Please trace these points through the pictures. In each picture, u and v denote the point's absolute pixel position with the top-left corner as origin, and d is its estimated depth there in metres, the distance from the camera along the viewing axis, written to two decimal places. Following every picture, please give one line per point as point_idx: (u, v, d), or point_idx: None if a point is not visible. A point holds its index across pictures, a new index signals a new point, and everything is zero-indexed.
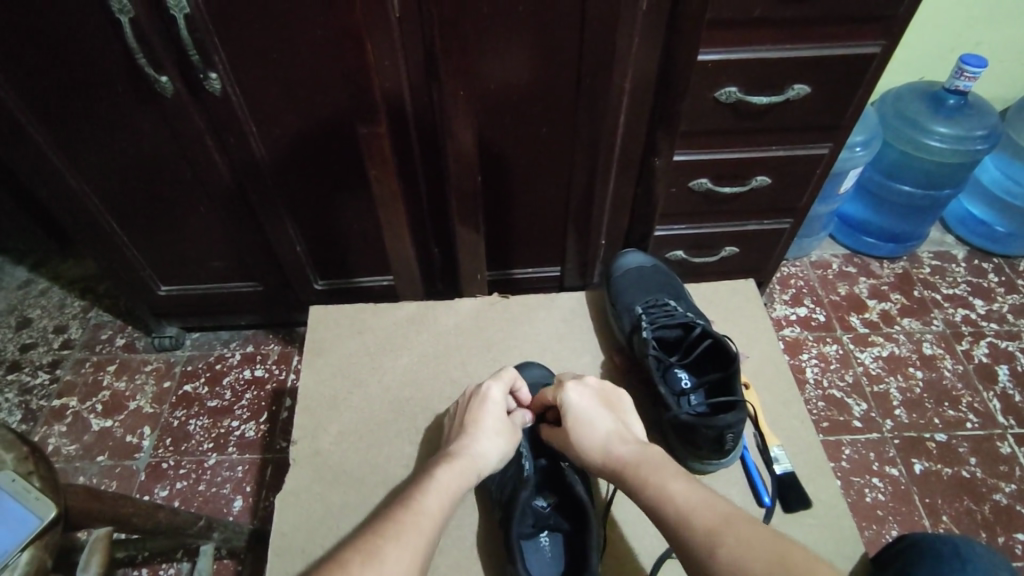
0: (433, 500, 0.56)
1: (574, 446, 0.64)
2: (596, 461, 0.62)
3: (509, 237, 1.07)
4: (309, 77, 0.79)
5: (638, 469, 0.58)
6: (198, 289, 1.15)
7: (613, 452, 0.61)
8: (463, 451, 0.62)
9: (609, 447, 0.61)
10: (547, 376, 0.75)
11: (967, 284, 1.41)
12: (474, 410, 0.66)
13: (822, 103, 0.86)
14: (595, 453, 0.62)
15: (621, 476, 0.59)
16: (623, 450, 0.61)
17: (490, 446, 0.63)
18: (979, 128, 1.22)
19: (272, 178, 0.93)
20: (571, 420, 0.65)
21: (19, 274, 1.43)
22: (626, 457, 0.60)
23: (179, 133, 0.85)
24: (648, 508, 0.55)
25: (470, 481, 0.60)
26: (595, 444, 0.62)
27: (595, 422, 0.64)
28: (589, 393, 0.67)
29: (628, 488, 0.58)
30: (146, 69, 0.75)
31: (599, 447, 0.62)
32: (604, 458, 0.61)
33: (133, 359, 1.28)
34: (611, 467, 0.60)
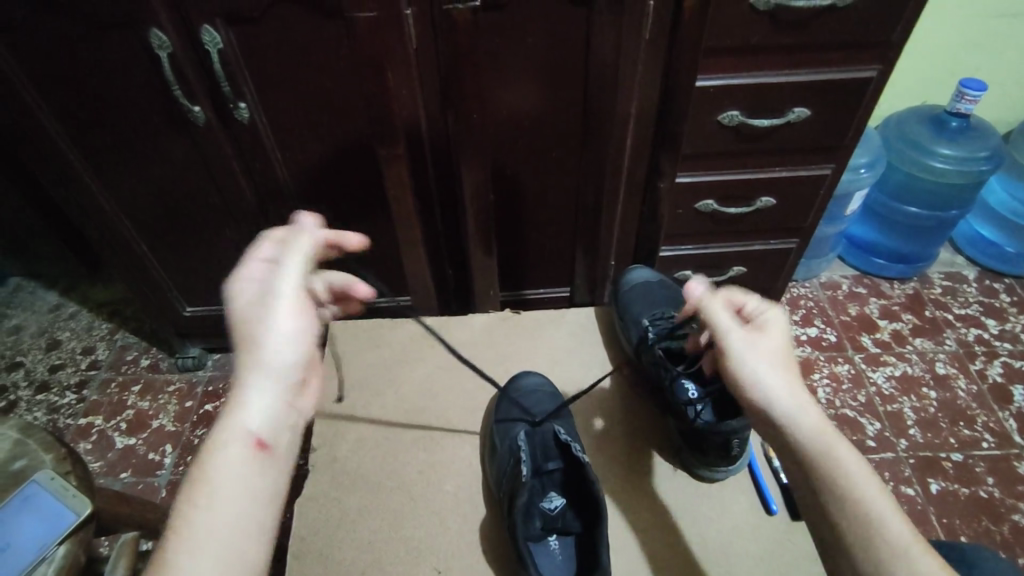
0: (212, 487, 0.43)
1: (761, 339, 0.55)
2: (784, 388, 0.51)
3: (521, 257, 1.10)
4: (332, 106, 0.84)
5: (844, 461, 0.46)
6: (220, 310, 1.19)
7: (800, 409, 0.49)
8: (237, 404, 0.47)
9: (798, 397, 0.51)
10: (546, 383, 0.78)
11: (979, 305, 1.42)
12: (248, 314, 0.51)
13: (822, 126, 0.90)
14: (776, 384, 0.51)
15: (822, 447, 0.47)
16: (814, 413, 0.49)
17: (284, 341, 0.50)
18: (983, 150, 1.25)
19: (294, 202, 0.98)
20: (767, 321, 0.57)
21: (50, 298, 1.49)
22: (821, 426, 0.48)
23: (209, 159, 0.90)
24: (849, 502, 0.45)
25: (255, 453, 0.45)
26: (776, 380, 0.52)
27: (784, 363, 0.53)
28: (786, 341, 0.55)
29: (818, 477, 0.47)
30: (180, 100, 0.81)
31: (781, 374, 0.52)
32: (791, 408, 0.49)
33: (156, 380, 1.32)
34: (803, 423, 0.49)
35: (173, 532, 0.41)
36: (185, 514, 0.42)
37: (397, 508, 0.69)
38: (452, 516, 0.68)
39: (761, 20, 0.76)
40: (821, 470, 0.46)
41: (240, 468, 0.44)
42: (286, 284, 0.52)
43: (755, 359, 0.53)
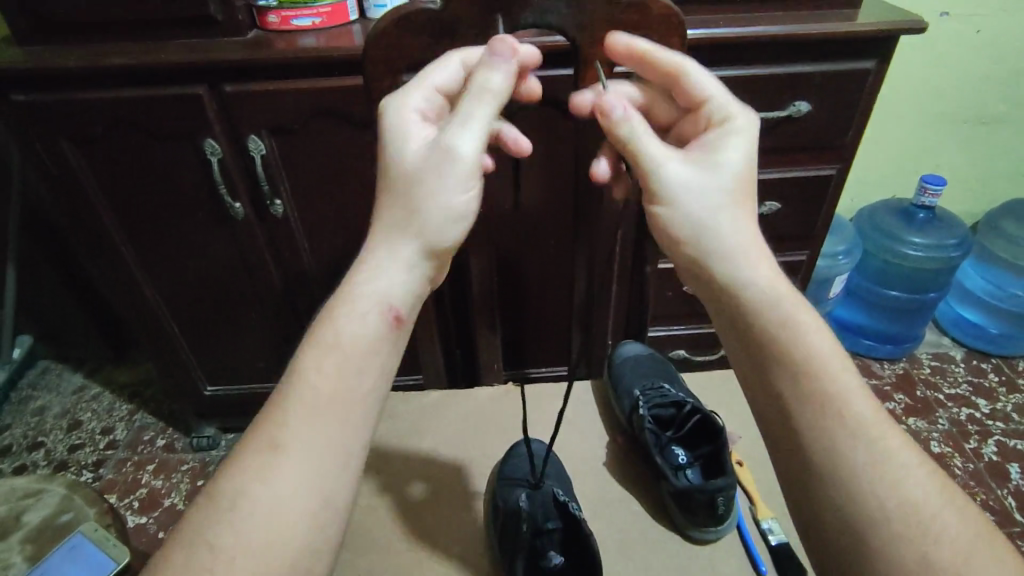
0: (329, 363, 0.45)
1: (707, 176, 0.50)
2: (748, 256, 0.49)
3: (524, 337, 1.18)
4: (357, 202, 0.96)
5: (821, 347, 0.45)
6: (239, 389, 1.26)
7: (775, 290, 0.47)
8: (377, 264, 0.48)
9: (752, 247, 0.49)
10: (542, 448, 0.83)
11: (968, 385, 1.46)
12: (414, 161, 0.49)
13: (792, 217, 1.01)
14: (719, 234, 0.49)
15: (781, 330, 0.46)
16: (766, 268, 0.48)
17: (444, 201, 0.49)
18: (950, 238, 1.37)
19: (317, 286, 1.08)
20: (725, 146, 0.51)
21: (75, 380, 1.56)
22: (774, 291, 0.47)
23: (244, 248, 1.01)
24: (813, 391, 0.44)
25: (392, 324, 0.47)
26: (722, 223, 0.49)
27: (732, 185, 0.50)
28: (730, 156, 0.51)
29: (789, 363, 0.45)
30: (224, 197, 0.93)
31: (722, 218, 0.49)
32: (760, 291, 0.47)
33: (171, 459, 1.36)
34: (760, 292, 0.47)
35: (291, 384, 0.44)
36: (311, 364, 0.44)
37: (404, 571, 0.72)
38: None
39: None
40: (788, 360, 0.45)
41: (374, 346, 0.46)
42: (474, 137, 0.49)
43: (692, 190, 0.50)
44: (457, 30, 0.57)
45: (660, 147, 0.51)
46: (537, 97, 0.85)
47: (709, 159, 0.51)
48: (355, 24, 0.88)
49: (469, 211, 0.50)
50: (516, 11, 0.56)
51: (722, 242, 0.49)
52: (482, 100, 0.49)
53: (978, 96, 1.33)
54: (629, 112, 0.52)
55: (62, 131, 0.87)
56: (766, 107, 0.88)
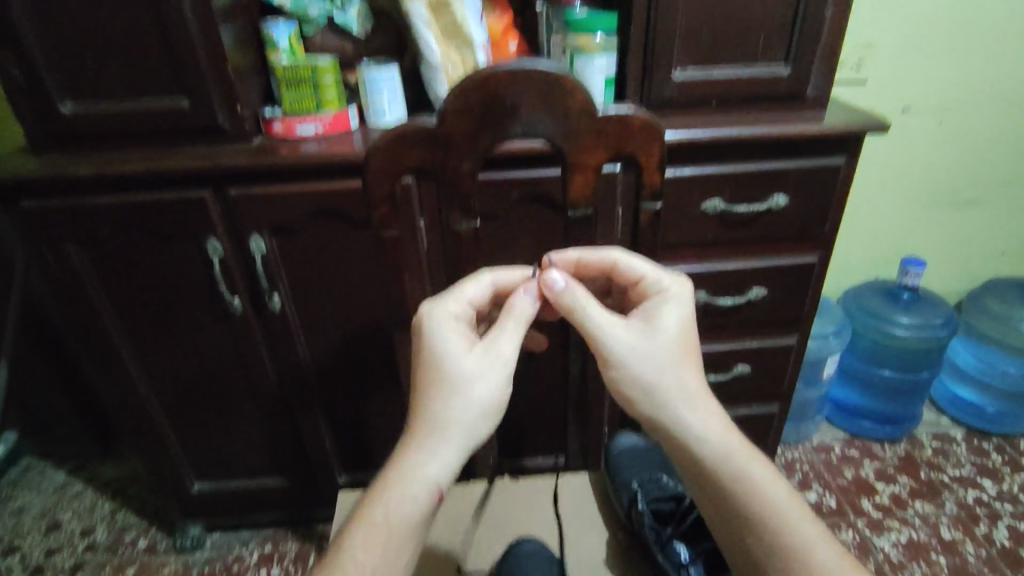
0: (381, 534, 0.51)
1: (651, 344, 0.58)
2: (694, 411, 0.56)
3: (519, 426, 1.17)
4: (353, 296, 0.98)
5: (776, 494, 0.53)
6: (227, 485, 1.23)
7: (730, 446, 0.55)
8: (418, 449, 0.54)
9: (700, 402, 0.57)
10: (539, 548, 0.79)
11: (972, 465, 1.44)
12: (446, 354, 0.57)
13: (778, 302, 1.04)
14: (670, 394, 0.57)
15: (731, 475, 0.54)
16: (713, 422, 0.56)
17: (479, 395, 0.55)
18: (936, 316, 1.40)
19: (311, 378, 1.07)
20: (664, 315, 0.59)
21: (57, 478, 1.51)
22: (724, 443, 0.55)
23: (239, 343, 1.02)
24: (762, 527, 0.52)
25: (435, 505, 0.52)
26: (670, 383, 0.57)
27: (677, 349, 0.58)
28: (672, 321, 0.59)
29: (746, 513, 0.53)
30: (224, 293, 0.95)
31: (671, 377, 0.57)
32: (708, 441, 0.55)
33: (152, 562, 1.30)
34: (709, 444, 0.55)
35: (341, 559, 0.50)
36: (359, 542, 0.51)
37: None
38: None
39: (710, 222, 0.94)
40: (736, 503, 0.53)
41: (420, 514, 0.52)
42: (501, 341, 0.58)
43: (641, 358, 0.58)
44: (452, 144, 0.61)
45: (609, 318, 0.59)
46: (528, 196, 0.90)
47: (654, 329, 0.59)
48: (356, 131, 0.94)
49: (498, 406, 0.56)
50: (505, 127, 0.61)
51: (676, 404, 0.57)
52: (507, 320, 0.60)
53: (946, 183, 1.40)
54: (572, 284, 0.61)
55: (70, 234, 0.90)
56: (745, 201, 0.92)
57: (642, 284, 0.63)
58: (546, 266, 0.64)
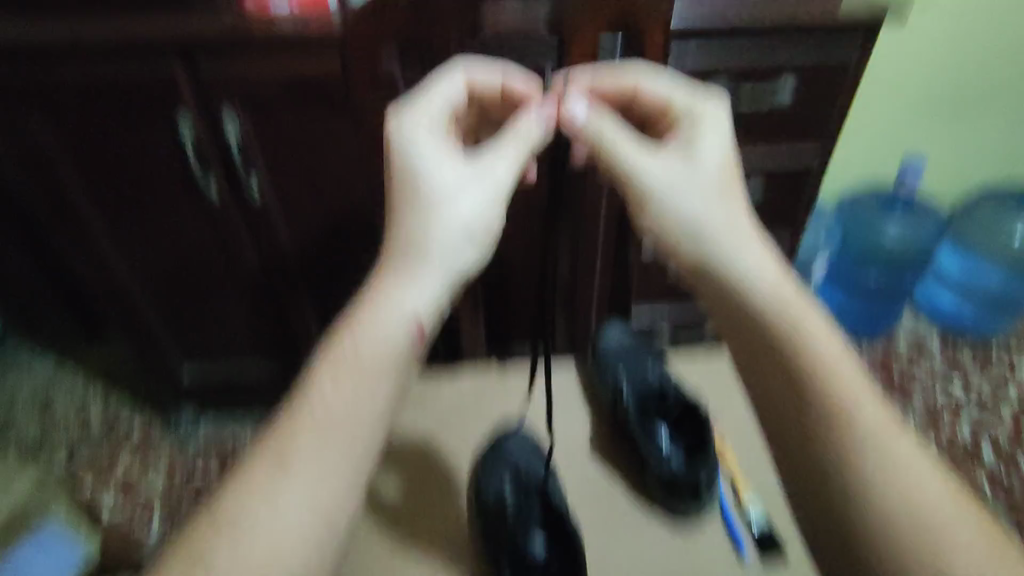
0: (339, 372, 0.45)
1: (690, 171, 0.52)
2: (745, 241, 0.50)
3: (506, 317, 1.17)
4: (336, 182, 0.94)
5: (832, 356, 0.45)
6: (217, 371, 1.24)
7: (770, 285, 0.48)
8: (403, 273, 0.49)
9: (749, 232, 0.51)
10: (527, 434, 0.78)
11: (942, 364, 1.50)
12: (434, 172, 0.52)
13: (774, 196, 1.01)
14: (716, 223, 0.51)
15: (792, 315, 0.46)
16: (764, 253, 0.50)
17: (465, 218, 0.51)
18: (927, 225, 1.43)
19: (295, 265, 1.05)
20: (704, 140, 0.53)
21: (45, 363, 1.52)
22: (779, 277, 0.49)
23: (219, 227, 0.99)
24: (827, 386, 0.43)
25: (410, 336, 0.47)
26: (715, 212, 0.51)
27: (720, 175, 0.53)
28: (713, 146, 0.53)
29: (810, 366, 0.44)
30: (199, 173, 0.91)
31: (715, 207, 0.51)
32: (766, 274, 0.49)
33: (148, 443, 1.34)
34: (766, 280, 0.48)
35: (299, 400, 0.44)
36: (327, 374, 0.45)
37: None
38: None
39: None
40: (800, 348, 0.45)
41: (387, 348, 0.46)
42: (498, 165, 0.53)
43: (681, 185, 0.52)
44: None
45: (638, 148, 0.54)
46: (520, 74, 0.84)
47: (694, 152, 0.53)
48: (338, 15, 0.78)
49: (485, 232, 0.52)
50: None
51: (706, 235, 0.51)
52: (509, 141, 0.54)
53: None
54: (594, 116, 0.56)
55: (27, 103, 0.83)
56: (752, 82, 0.86)
57: (669, 108, 0.56)
58: (562, 91, 0.57)
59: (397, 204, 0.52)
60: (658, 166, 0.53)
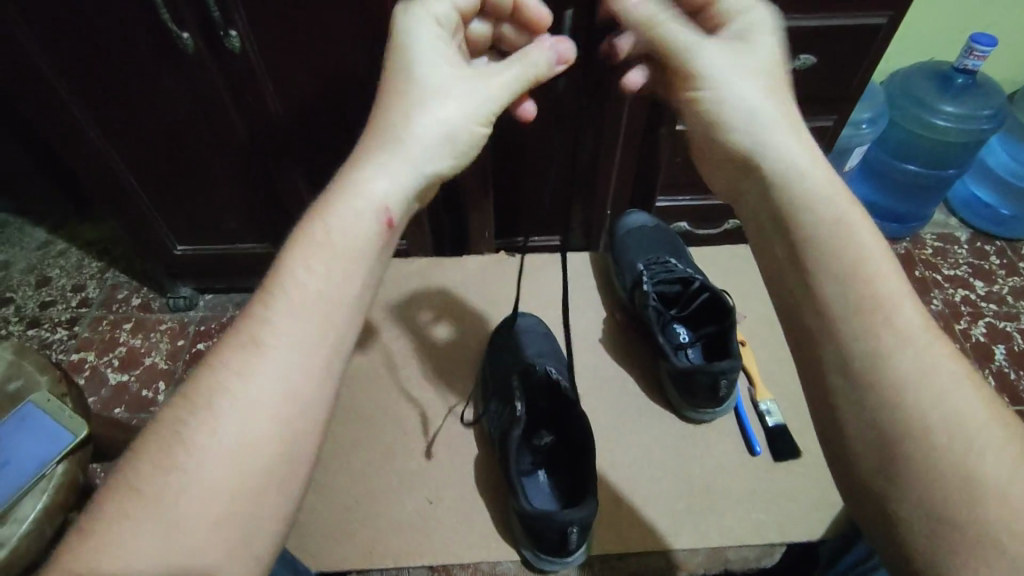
0: (314, 251, 0.47)
1: (745, 80, 0.54)
2: (786, 143, 0.52)
3: (516, 202, 1.09)
4: (325, 39, 0.82)
5: (815, 208, 0.49)
6: (211, 249, 1.18)
7: (771, 157, 0.52)
8: (373, 164, 0.51)
9: (790, 138, 0.52)
10: (538, 323, 0.79)
11: (969, 266, 1.43)
12: (428, 71, 0.54)
13: (826, 74, 0.88)
14: (760, 125, 0.53)
15: (818, 215, 0.48)
16: (803, 157, 0.52)
17: (447, 118, 0.53)
18: (986, 107, 1.24)
19: (285, 137, 0.95)
20: (757, 49, 0.56)
21: (38, 235, 1.46)
22: (816, 181, 0.50)
23: (198, 89, 0.88)
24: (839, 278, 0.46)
25: (381, 225, 0.49)
26: (759, 117, 0.53)
27: (768, 87, 0.54)
28: (763, 58, 0.55)
29: (832, 262, 0.46)
30: (168, 24, 0.78)
31: (764, 111, 0.53)
32: (800, 175, 0.50)
33: (148, 319, 1.32)
34: (800, 182, 0.50)
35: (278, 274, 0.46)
36: (301, 257, 0.47)
37: (387, 442, 0.70)
38: (443, 446, 0.70)
39: None
40: (822, 246, 0.47)
41: (360, 235, 0.48)
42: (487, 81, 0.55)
43: (728, 92, 0.54)
44: None
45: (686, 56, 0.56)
46: None
47: (745, 62, 0.55)
48: None
49: (463, 140, 0.54)
50: None
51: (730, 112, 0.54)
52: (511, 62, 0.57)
53: None
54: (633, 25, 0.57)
55: None
56: None
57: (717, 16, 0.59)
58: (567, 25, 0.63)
59: (384, 100, 0.54)
60: (700, 50, 0.56)
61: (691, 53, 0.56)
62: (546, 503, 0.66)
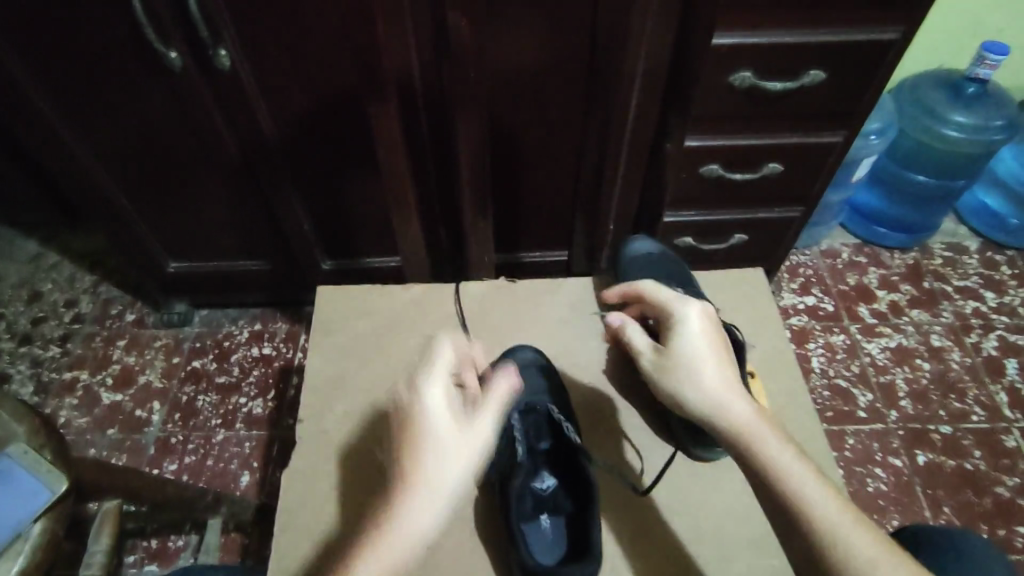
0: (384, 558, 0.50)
1: (683, 346, 0.59)
2: (712, 383, 0.55)
3: (517, 220, 1.07)
4: (317, 57, 0.79)
5: (809, 490, 0.49)
6: (206, 266, 1.16)
7: (765, 428, 0.52)
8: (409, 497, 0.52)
9: (723, 384, 0.55)
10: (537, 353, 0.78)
11: (979, 277, 1.40)
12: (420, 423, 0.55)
13: (837, 91, 0.85)
14: (698, 383, 0.56)
15: (730, 438, 0.53)
16: (737, 404, 0.54)
17: (454, 444, 0.54)
18: (998, 118, 1.21)
19: (279, 156, 0.93)
20: (695, 325, 0.60)
21: (30, 248, 1.44)
22: (742, 418, 0.53)
23: (189, 108, 0.85)
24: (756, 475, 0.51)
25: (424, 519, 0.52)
26: (703, 377, 0.56)
27: (708, 346, 0.58)
28: (704, 322, 0.60)
29: (753, 470, 0.51)
30: (154, 43, 0.75)
31: (706, 373, 0.56)
32: (724, 404, 0.54)
33: (142, 335, 1.29)
34: (723, 420, 0.54)
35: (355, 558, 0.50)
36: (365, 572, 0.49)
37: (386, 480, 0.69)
38: None
39: None
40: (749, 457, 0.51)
41: (428, 467, 0.52)
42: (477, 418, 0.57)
43: (679, 365, 0.58)
44: None
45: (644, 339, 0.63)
46: None
47: (683, 338, 0.59)
48: None
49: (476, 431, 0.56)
50: None
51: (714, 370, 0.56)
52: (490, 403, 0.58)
53: None
54: (626, 321, 0.68)
55: None
56: None
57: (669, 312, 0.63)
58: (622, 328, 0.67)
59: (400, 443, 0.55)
60: (684, 309, 0.61)
61: (674, 313, 0.62)
62: (548, 551, 0.65)
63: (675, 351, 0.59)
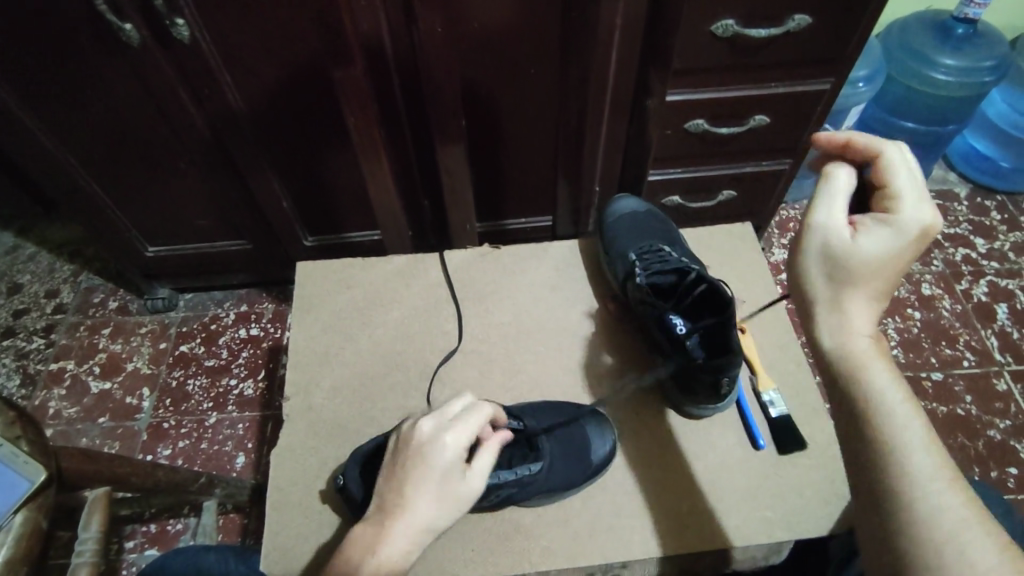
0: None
1: (857, 240, 0.46)
2: (854, 307, 0.45)
3: (500, 186, 1.05)
4: (279, 22, 0.75)
5: (907, 438, 0.40)
6: (186, 249, 1.13)
7: (881, 364, 0.43)
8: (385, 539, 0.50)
9: (864, 312, 0.45)
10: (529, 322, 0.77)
11: (969, 223, 1.39)
12: (410, 471, 0.53)
13: (822, 36, 0.82)
14: (851, 282, 0.45)
15: (841, 355, 0.44)
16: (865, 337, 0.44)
17: (434, 503, 0.52)
18: (989, 58, 1.17)
19: (250, 131, 0.90)
20: (892, 237, 0.45)
21: (5, 240, 1.40)
22: (861, 346, 0.44)
23: (151, 84, 0.81)
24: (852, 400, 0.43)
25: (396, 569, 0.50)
26: (862, 278, 0.45)
27: (888, 262, 0.45)
28: (912, 236, 0.45)
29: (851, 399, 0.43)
30: (108, 16, 0.71)
31: (865, 280, 0.45)
32: (852, 327, 0.45)
33: (127, 322, 1.27)
34: (839, 339, 0.45)
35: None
36: None
37: None
38: None
39: None
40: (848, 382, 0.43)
41: (399, 530, 0.50)
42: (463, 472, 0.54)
43: (843, 257, 0.46)
44: None
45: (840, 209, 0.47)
46: None
47: (870, 234, 0.45)
48: None
49: (458, 492, 0.53)
50: None
51: (854, 291, 0.45)
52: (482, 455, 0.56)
53: None
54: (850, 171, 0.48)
55: None
56: None
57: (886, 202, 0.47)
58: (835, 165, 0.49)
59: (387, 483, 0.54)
60: (913, 214, 0.45)
61: (898, 208, 0.45)
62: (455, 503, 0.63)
63: (852, 244, 0.45)
